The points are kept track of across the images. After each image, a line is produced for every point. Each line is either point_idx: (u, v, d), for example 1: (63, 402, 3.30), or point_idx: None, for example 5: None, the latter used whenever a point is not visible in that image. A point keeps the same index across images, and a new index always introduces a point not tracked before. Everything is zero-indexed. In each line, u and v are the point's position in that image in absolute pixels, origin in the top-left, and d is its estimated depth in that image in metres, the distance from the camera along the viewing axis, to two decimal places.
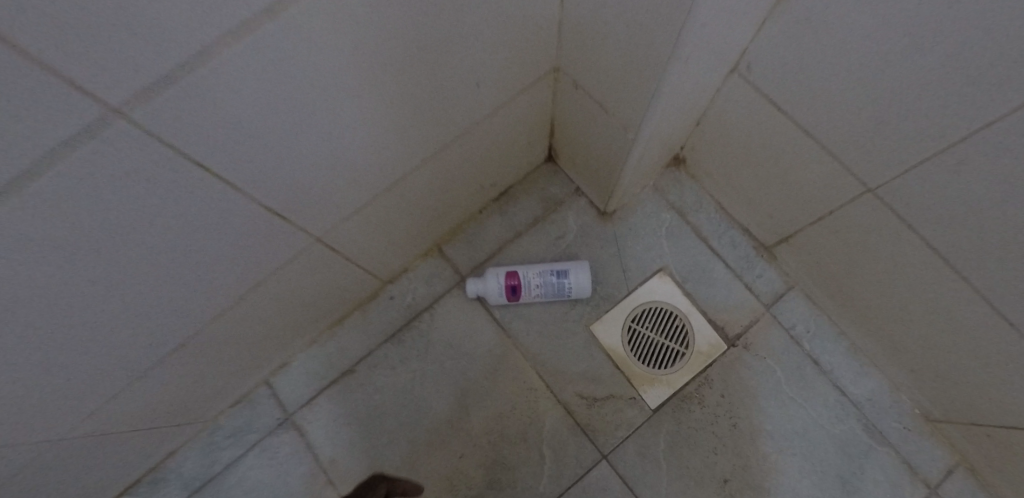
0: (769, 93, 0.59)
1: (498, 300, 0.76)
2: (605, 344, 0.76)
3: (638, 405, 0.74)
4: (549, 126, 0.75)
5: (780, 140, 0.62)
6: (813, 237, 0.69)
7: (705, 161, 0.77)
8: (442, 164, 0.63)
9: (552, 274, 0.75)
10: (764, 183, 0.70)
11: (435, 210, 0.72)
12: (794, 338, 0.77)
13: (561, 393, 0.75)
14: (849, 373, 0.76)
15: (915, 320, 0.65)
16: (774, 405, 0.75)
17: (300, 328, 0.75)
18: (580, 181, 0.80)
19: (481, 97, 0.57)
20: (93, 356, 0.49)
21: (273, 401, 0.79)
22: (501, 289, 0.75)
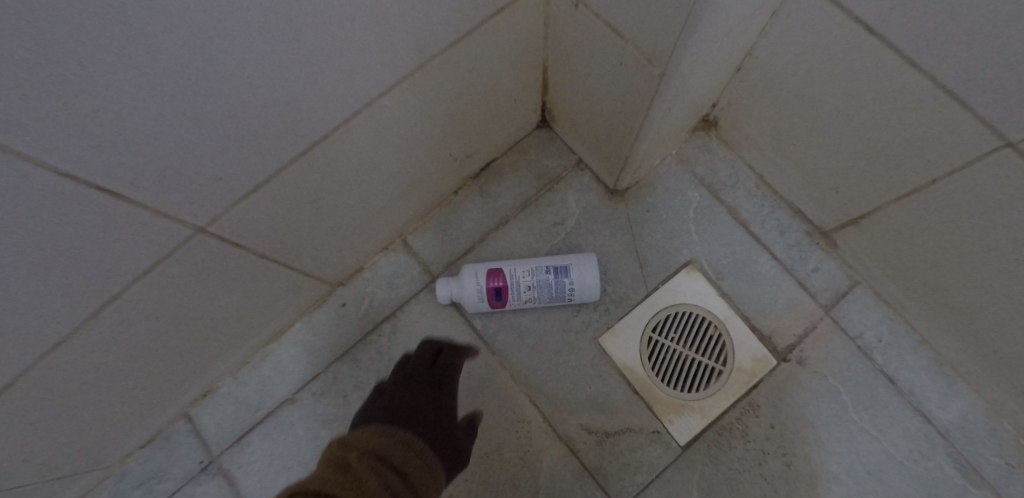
0: (860, 12, 0.40)
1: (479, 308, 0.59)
2: (618, 361, 0.59)
3: (662, 441, 0.57)
4: (542, 80, 0.56)
5: (869, 82, 0.43)
6: (898, 219, 0.51)
7: (747, 121, 0.59)
8: (388, 126, 0.44)
9: (548, 272, 0.57)
10: (831, 147, 0.52)
11: (390, 192, 0.54)
12: (862, 349, 0.59)
13: (561, 427, 0.57)
14: (935, 394, 0.58)
15: None
16: (838, 439, 0.57)
17: (219, 349, 0.57)
18: (584, 152, 0.62)
19: (436, 20, 0.38)
20: None
21: (196, 440, 0.62)
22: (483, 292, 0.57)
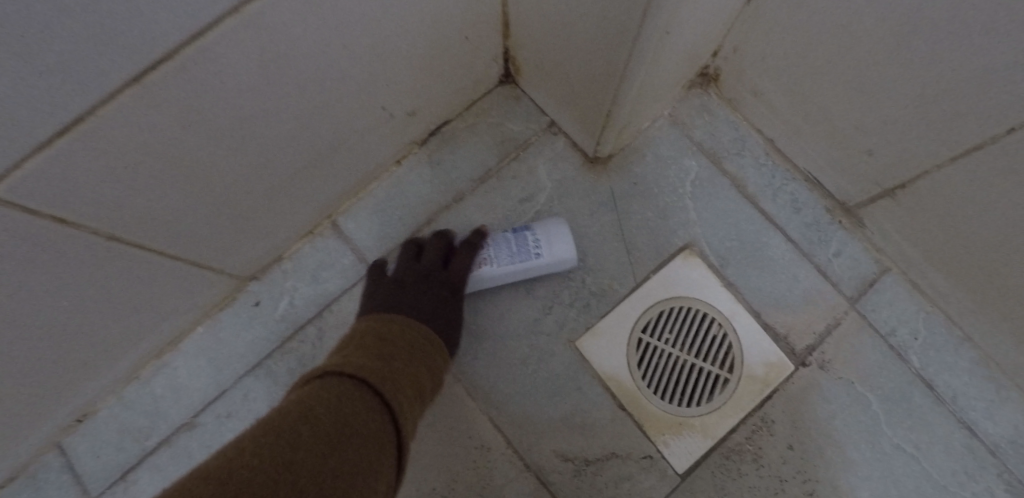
0: None
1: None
2: (602, 369, 0.47)
3: (656, 469, 0.45)
4: (501, 16, 0.44)
5: None
6: (950, 188, 0.40)
7: (756, 72, 0.47)
8: (279, 58, 0.32)
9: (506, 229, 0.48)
10: (866, 97, 0.41)
11: (305, 157, 0.41)
12: (896, 350, 0.49)
13: (531, 454, 0.46)
14: (982, 402, 0.48)
15: None
16: (870, 460, 0.47)
17: (84, 366, 0.44)
18: (557, 111, 0.50)
19: None
20: None
21: (69, 479, 0.48)
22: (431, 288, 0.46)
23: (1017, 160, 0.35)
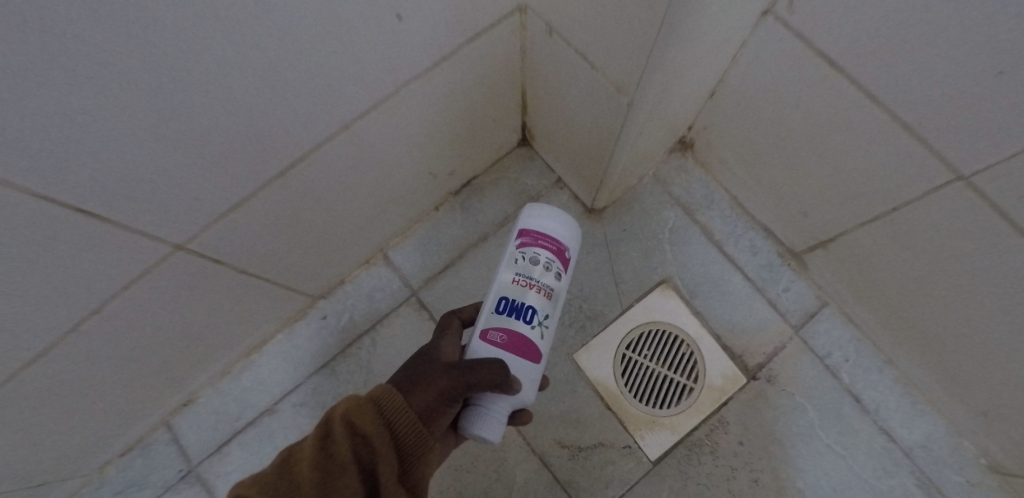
0: (821, 44, 0.41)
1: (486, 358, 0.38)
2: (593, 376, 0.60)
3: (633, 456, 0.58)
4: (521, 101, 0.58)
5: (828, 114, 0.45)
6: (860, 244, 0.53)
7: (719, 145, 0.60)
8: (366, 150, 0.45)
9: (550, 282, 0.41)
10: (796, 173, 0.53)
11: (371, 209, 0.55)
12: (830, 369, 0.61)
13: (535, 441, 0.59)
14: (898, 413, 0.60)
15: (999, 360, 0.49)
16: (805, 455, 0.59)
17: (199, 360, 0.57)
18: (563, 170, 0.64)
19: (416, 49, 0.39)
20: None
21: (174, 450, 0.62)
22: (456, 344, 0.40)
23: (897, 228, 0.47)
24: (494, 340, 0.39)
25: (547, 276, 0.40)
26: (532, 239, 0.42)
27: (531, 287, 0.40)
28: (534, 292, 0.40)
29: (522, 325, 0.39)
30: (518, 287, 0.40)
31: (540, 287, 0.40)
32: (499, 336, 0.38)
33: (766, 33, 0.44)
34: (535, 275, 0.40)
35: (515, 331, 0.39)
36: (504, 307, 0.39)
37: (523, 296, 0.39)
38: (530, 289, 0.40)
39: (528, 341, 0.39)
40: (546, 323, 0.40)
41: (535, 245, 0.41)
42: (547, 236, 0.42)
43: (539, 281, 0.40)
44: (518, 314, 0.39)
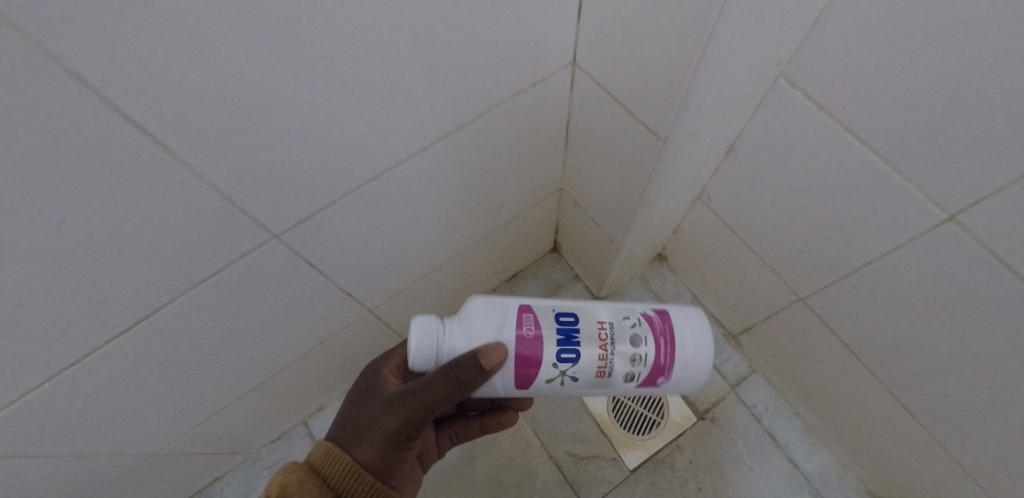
0: (725, 217, 0.75)
1: (505, 324, 0.46)
2: (592, 409, 0.90)
3: (617, 464, 0.87)
4: (555, 227, 0.92)
5: (735, 252, 0.79)
6: (765, 330, 0.84)
7: (681, 260, 0.93)
8: (467, 258, 0.79)
9: (621, 367, 0.46)
10: (726, 283, 0.86)
11: (459, 290, 0.88)
12: (755, 415, 0.90)
13: (552, 450, 0.88)
14: (802, 449, 0.87)
15: (847, 407, 0.78)
16: (735, 474, 0.86)
17: (339, 379, 0.89)
18: (579, 270, 0.97)
19: (503, 209, 0.74)
20: (203, 388, 0.64)
21: (308, 441, 0.92)
22: (507, 299, 0.48)
23: (780, 320, 0.79)
24: (526, 328, 0.46)
25: (622, 360, 0.46)
26: (653, 326, 0.48)
27: (602, 340, 0.46)
28: (598, 354, 0.46)
29: (556, 349, 0.45)
30: (598, 330, 0.47)
31: (607, 354, 0.46)
32: (532, 331, 0.45)
33: (699, 207, 0.79)
34: (618, 345, 0.46)
35: (542, 338, 0.46)
36: (563, 325, 0.46)
37: (591, 338, 0.46)
38: (602, 342, 0.46)
39: (539, 360, 0.45)
40: (568, 373, 0.46)
41: (650, 337, 0.48)
42: (662, 340, 0.48)
43: (613, 354, 0.46)
44: (565, 340, 0.46)
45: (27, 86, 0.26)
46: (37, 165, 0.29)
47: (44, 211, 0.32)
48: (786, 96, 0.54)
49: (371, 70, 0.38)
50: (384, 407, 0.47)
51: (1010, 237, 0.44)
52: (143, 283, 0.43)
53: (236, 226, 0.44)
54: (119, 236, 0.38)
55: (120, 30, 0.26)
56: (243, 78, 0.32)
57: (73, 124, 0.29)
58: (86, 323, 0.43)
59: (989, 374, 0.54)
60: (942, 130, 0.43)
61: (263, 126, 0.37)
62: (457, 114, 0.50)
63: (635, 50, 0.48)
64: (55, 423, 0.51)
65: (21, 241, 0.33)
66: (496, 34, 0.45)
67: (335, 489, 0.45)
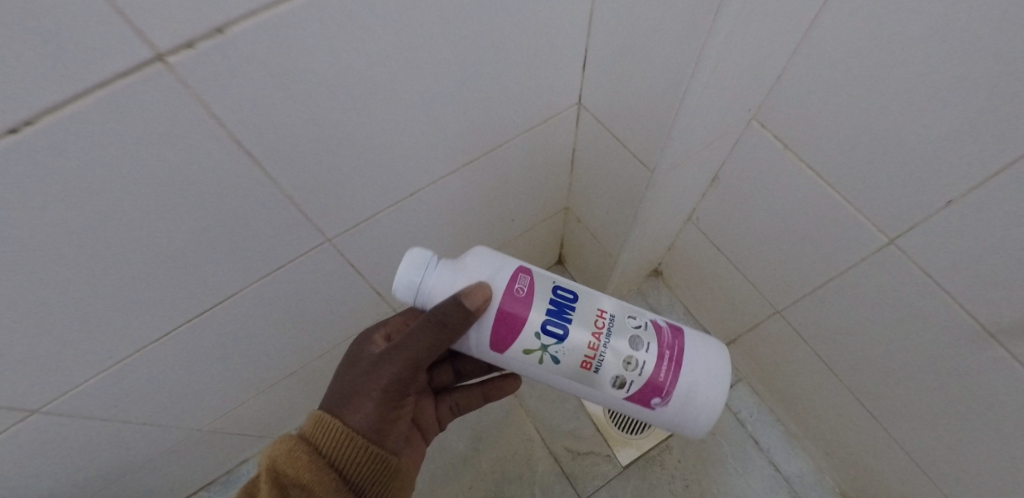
0: (713, 237, 0.85)
1: (498, 275, 0.47)
2: (589, 409, 0.98)
3: (611, 460, 0.95)
4: (561, 241, 1.02)
5: (721, 268, 0.88)
6: (749, 341, 0.93)
7: (675, 276, 1.02)
8: None
9: (610, 368, 0.46)
10: (714, 297, 0.95)
11: None
12: (740, 420, 0.97)
13: (552, 446, 0.96)
14: (783, 452, 0.95)
15: (821, 412, 0.86)
16: (720, 473, 0.94)
17: None
18: (582, 282, 1.06)
19: (515, 224, 0.84)
20: (249, 370, 0.74)
21: None
22: (510, 258, 0.49)
23: (761, 331, 0.88)
24: (519, 284, 0.47)
25: (613, 357, 0.46)
26: (658, 338, 0.47)
27: (597, 329, 0.46)
28: (588, 342, 0.46)
29: (543, 318, 0.45)
30: (596, 318, 0.47)
31: (598, 344, 0.46)
32: (525, 291, 0.46)
33: (690, 227, 0.89)
34: (613, 342, 0.46)
35: (533, 297, 0.46)
36: (558, 296, 0.47)
37: (586, 322, 0.46)
38: (596, 330, 0.46)
39: (524, 320, 0.46)
40: (550, 348, 0.46)
41: (651, 345, 0.47)
42: (662, 355, 0.47)
43: (606, 349, 0.46)
44: (555, 313, 0.46)
45: (176, 116, 0.36)
46: (171, 174, 0.40)
47: (170, 207, 0.43)
48: (759, 135, 0.65)
49: (417, 108, 0.49)
50: (373, 367, 0.52)
51: (937, 259, 0.53)
52: (222, 271, 0.54)
53: (300, 231, 0.55)
54: (216, 233, 0.48)
55: (249, 77, 0.37)
56: (326, 112, 0.43)
57: (200, 143, 0.39)
58: (173, 300, 0.53)
59: (933, 378, 0.63)
60: (877, 168, 0.53)
61: (334, 151, 0.47)
62: (481, 143, 0.60)
63: (629, 96, 0.58)
64: (132, 390, 0.61)
65: (149, 230, 0.44)
66: (516, 82, 0.55)
67: (328, 449, 0.50)
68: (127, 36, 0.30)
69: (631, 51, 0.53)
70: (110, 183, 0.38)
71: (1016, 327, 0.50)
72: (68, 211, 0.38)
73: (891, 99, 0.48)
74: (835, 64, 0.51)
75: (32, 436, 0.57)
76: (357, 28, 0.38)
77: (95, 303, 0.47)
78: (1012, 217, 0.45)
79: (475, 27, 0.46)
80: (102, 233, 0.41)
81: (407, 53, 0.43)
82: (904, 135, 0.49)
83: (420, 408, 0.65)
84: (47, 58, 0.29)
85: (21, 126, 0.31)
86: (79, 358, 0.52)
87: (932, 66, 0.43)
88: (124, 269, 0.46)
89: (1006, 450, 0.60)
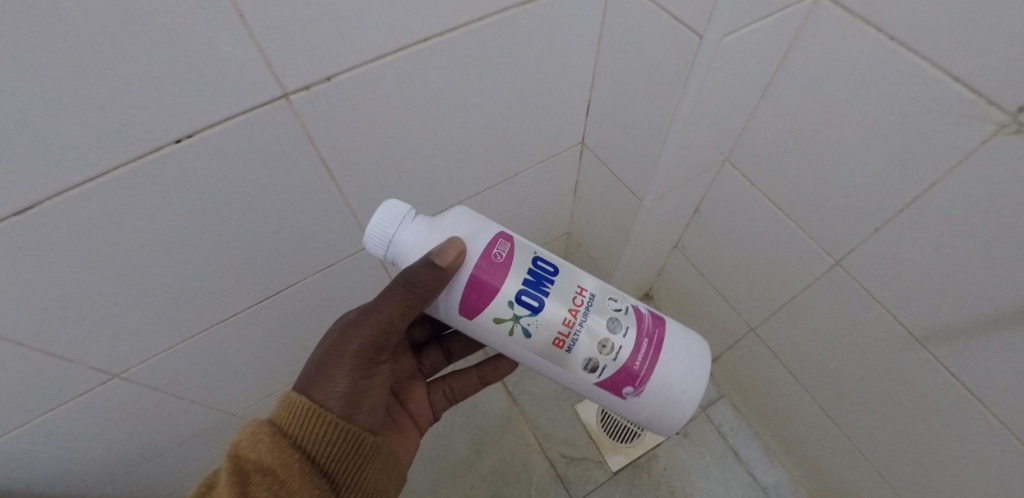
0: (695, 262, 0.97)
1: (476, 238, 0.51)
2: (583, 419, 1.07)
3: (602, 466, 1.03)
4: None
5: (703, 291, 1.00)
6: (729, 359, 1.03)
7: (664, 300, 1.14)
8: None
9: (582, 349, 0.52)
10: (698, 319, 1.06)
11: None
12: (721, 434, 1.06)
13: (548, 451, 1.05)
14: (760, 465, 1.03)
15: (793, 425, 0.96)
16: (703, 481, 1.02)
17: None
18: None
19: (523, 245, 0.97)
20: (286, 358, 0.85)
21: None
22: (491, 224, 0.53)
23: (738, 348, 0.99)
24: (498, 251, 0.51)
25: (586, 338, 0.52)
26: (633, 332, 0.53)
27: (576, 309, 0.52)
28: (564, 319, 0.51)
29: (519, 289, 0.51)
30: (575, 297, 0.52)
31: (574, 323, 0.52)
32: (501, 259, 0.51)
33: (676, 256, 1.01)
34: (589, 325, 0.52)
35: (507, 265, 0.51)
36: (534, 270, 0.52)
37: (564, 298, 0.52)
38: (574, 308, 0.52)
39: (497, 288, 0.50)
40: (522, 319, 0.51)
41: (623, 335, 0.53)
42: (632, 349, 0.53)
43: (581, 329, 0.52)
44: (530, 286, 0.51)
45: (284, 135, 0.50)
46: (272, 177, 0.54)
47: (262, 203, 0.56)
48: (730, 174, 0.78)
49: (452, 136, 0.63)
50: (343, 340, 0.57)
51: (871, 277, 0.65)
52: (282, 261, 0.66)
53: (349, 233, 0.67)
54: (289, 227, 0.61)
55: (339, 108, 0.51)
56: (386, 137, 0.57)
57: (294, 155, 0.53)
58: (245, 284, 0.65)
59: (879, 385, 0.73)
60: (819, 201, 0.66)
61: (386, 167, 0.61)
62: (499, 170, 0.74)
63: (622, 138, 0.72)
64: (193, 365, 0.72)
65: (244, 220, 0.57)
66: (531, 123, 0.69)
67: (293, 430, 0.53)
68: (273, 77, 0.44)
69: (625, 104, 0.67)
70: (226, 181, 0.51)
71: (934, 334, 0.61)
72: (195, 198, 0.51)
73: (823, 145, 0.62)
74: (783, 117, 0.65)
75: (106, 399, 0.67)
76: (418, 77, 0.53)
77: (187, 279, 0.59)
78: (918, 242, 0.57)
79: (503, 79, 0.60)
80: (211, 219, 0.54)
81: (449, 96, 0.58)
82: (838, 174, 0.62)
83: (411, 390, 0.75)
84: (217, 90, 0.43)
85: (182, 138, 0.45)
86: (161, 328, 0.63)
87: (844, 118, 0.58)
88: (216, 252, 0.58)
89: (941, 447, 0.69)
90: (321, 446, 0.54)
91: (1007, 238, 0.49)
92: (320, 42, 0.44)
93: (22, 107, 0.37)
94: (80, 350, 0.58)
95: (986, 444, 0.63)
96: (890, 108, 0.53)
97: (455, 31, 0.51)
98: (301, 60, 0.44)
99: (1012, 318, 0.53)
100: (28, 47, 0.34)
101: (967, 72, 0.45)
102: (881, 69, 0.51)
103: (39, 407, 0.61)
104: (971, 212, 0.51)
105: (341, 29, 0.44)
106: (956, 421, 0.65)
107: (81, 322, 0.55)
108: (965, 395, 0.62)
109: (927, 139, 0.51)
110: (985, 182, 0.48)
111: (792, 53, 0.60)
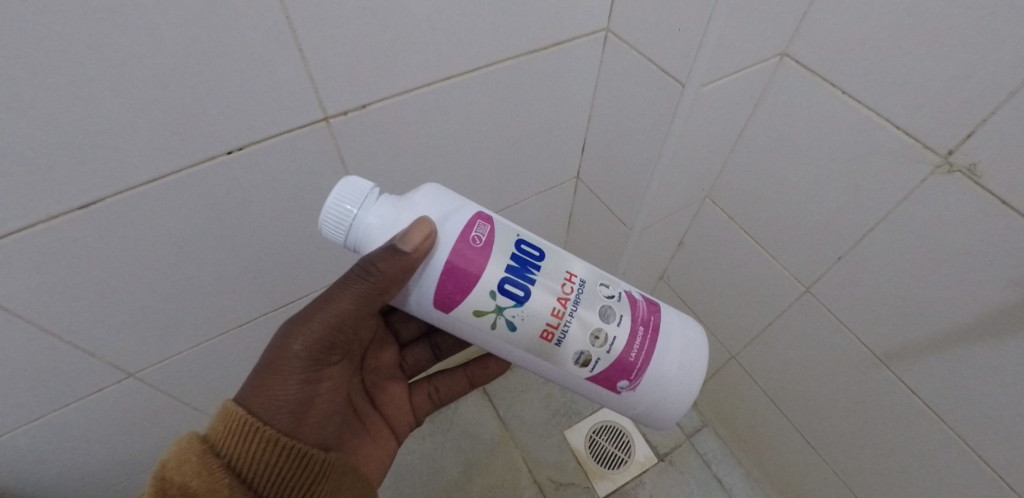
0: (680, 292, 1.03)
1: (447, 222, 0.53)
2: (571, 445, 1.10)
3: (589, 492, 1.05)
4: None
5: None
6: (712, 387, 1.08)
7: None
8: None
9: (579, 341, 0.57)
10: None
11: None
12: (706, 462, 1.09)
13: (537, 476, 1.07)
14: (743, 493, 1.06)
15: (773, 451, 1.00)
16: None
17: None
18: None
19: None
20: None
21: None
22: (460, 207, 0.54)
23: (720, 376, 1.04)
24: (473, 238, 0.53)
25: (580, 331, 0.57)
26: (625, 323, 0.58)
27: (567, 301, 0.56)
28: (556, 311, 0.55)
29: (501, 277, 0.53)
30: (564, 283, 0.56)
31: (564, 316, 0.56)
32: (479, 246, 0.53)
33: (662, 287, 1.08)
34: (583, 317, 0.56)
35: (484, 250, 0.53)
36: (517, 258, 0.54)
37: (553, 287, 0.56)
38: (564, 298, 0.56)
39: (477, 276, 0.52)
40: (506, 311, 0.54)
41: (614, 326, 0.58)
42: (628, 340, 0.58)
43: (574, 322, 0.56)
44: (511, 275, 0.54)
45: (318, 153, 0.56)
46: (302, 191, 0.59)
47: (289, 214, 0.61)
48: (711, 209, 0.86)
49: (463, 164, 0.70)
50: (286, 347, 0.57)
51: (837, 302, 0.72)
52: (297, 271, 0.71)
53: None
54: (309, 239, 0.66)
55: (368, 132, 0.57)
56: (405, 160, 0.64)
57: (324, 171, 0.59)
58: (261, 292, 0.70)
59: (850, 407, 0.78)
60: (790, 233, 0.74)
61: (402, 188, 0.67)
62: (501, 197, 0.81)
63: (614, 172, 0.79)
64: (200, 370, 0.75)
65: (271, 230, 0.62)
66: (532, 156, 0.77)
67: (226, 450, 0.51)
68: (318, 102, 0.51)
69: (617, 142, 0.75)
70: (261, 192, 0.56)
71: (894, 354, 0.68)
72: (232, 207, 0.56)
73: (791, 182, 0.70)
74: (756, 158, 0.73)
75: (116, 398, 0.69)
76: (438, 109, 0.60)
77: (211, 283, 0.64)
78: (874, 268, 0.65)
79: (512, 115, 0.68)
80: (243, 227, 0.59)
81: (464, 127, 0.65)
82: (804, 208, 0.70)
83: (388, 392, 0.77)
84: (269, 110, 0.49)
85: (233, 150, 0.51)
86: (180, 330, 0.67)
87: (809, 159, 0.66)
88: (241, 258, 0.63)
89: (909, 465, 0.74)
90: (257, 467, 0.52)
91: (947, 264, 0.57)
92: (361, 74, 0.51)
93: (106, 114, 0.43)
94: (103, 345, 0.62)
95: (945, 459, 0.68)
96: (844, 150, 0.61)
97: (473, 72, 0.59)
98: (342, 88, 0.51)
99: (957, 335, 0.59)
100: (122, 66, 0.40)
101: (904, 120, 0.54)
102: (835, 117, 0.60)
103: (54, 401, 0.63)
104: (917, 241, 0.58)
105: (379, 64, 0.52)
106: (919, 437, 0.70)
107: (110, 318, 0.59)
108: (925, 411, 0.68)
109: (877, 177, 0.59)
110: (925, 214, 0.56)
111: (763, 103, 0.68)
